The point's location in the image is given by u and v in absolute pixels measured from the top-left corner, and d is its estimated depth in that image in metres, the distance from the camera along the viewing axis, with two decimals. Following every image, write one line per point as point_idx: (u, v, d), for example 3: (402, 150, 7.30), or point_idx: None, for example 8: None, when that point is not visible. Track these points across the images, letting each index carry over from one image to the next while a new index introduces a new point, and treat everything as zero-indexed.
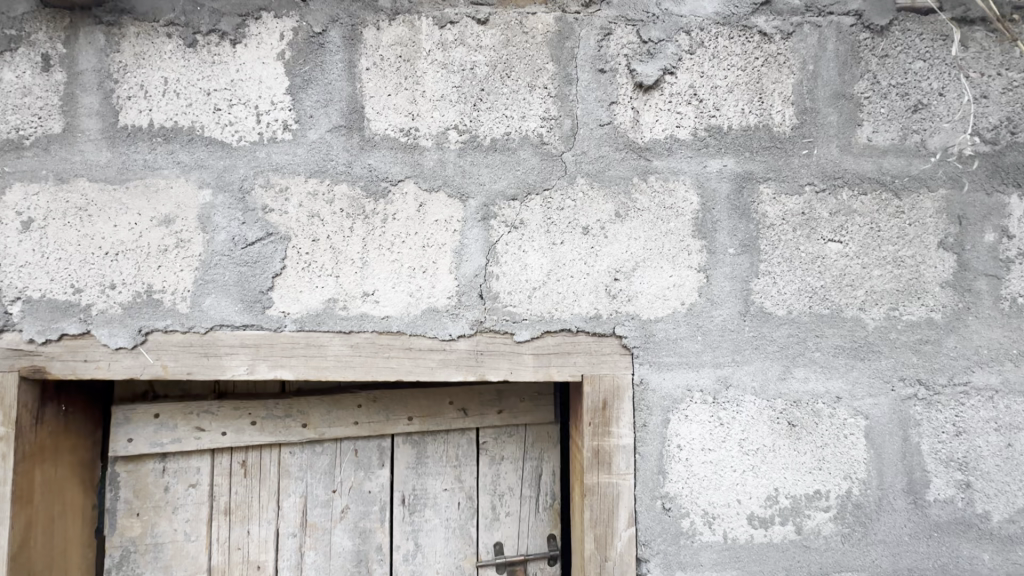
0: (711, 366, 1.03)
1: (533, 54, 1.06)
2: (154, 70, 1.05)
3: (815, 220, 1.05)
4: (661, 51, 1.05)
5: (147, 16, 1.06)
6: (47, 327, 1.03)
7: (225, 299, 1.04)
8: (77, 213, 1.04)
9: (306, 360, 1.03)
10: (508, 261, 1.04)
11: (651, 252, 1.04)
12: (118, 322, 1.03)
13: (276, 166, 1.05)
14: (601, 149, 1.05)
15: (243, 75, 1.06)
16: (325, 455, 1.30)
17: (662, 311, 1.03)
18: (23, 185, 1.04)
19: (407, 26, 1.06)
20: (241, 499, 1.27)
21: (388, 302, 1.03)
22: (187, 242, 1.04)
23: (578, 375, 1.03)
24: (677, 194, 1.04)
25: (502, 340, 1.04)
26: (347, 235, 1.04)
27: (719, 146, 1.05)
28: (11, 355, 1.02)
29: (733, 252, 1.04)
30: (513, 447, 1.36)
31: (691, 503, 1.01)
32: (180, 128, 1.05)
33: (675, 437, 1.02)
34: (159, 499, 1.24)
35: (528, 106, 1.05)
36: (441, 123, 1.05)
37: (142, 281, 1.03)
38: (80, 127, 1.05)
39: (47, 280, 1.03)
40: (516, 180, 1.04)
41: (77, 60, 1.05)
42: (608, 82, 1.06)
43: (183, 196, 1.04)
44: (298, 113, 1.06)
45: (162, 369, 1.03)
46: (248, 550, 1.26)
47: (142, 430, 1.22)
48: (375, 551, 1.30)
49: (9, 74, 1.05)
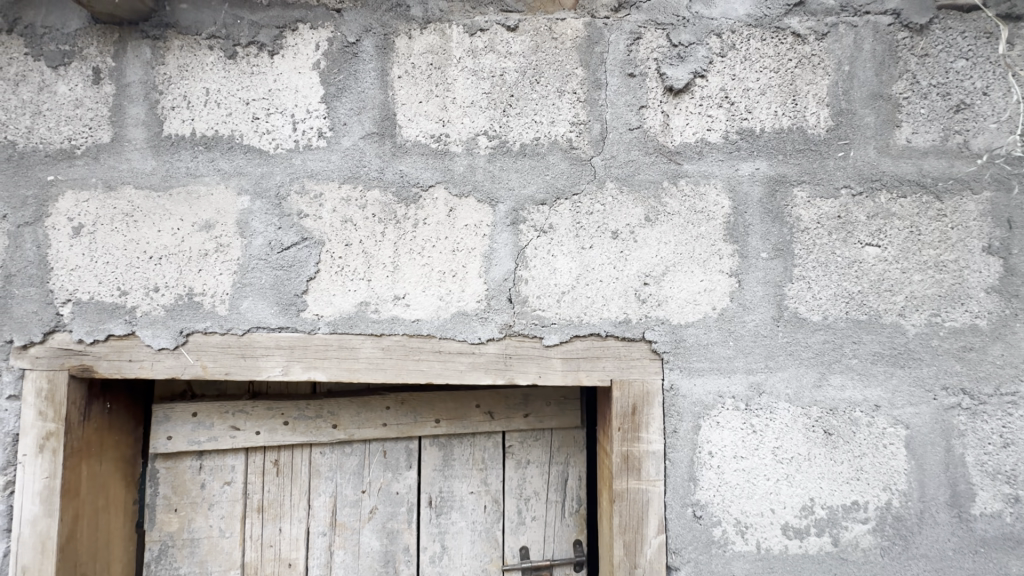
0: (744, 372, 1.01)
1: (563, 60, 1.07)
2: (196, 82, 1.10)
3: (852, 223, 1.03)
4: (692, 54, 1.05)
5: (190, 30, 1.10)
6: (95, 327, 1.07)
7: (262, 301, 1.07)
8: (124, 218, 1.09)
9: (338, 362, 1.05)
10: (537, 265, 1.04)
11: (681, 256, 1.03)
12: (161, 323, 1.07)
13: (311, 172, 1.07)
14: (630, 154, 1.05)
15: (280, 84, 1.09)
16: (354, 455, 1.32)
17: (693, 315, 1.02)
18: (74, 192, 1.09)
19: (439, 34, 1.08)
20: (273, 497, 1.30)
21: (418, 306, 1.05)
22: (226, 247, 1.07)
23: (607, 379, 1.03)
24: (708, 197, 1.04)
25: (531, 344, 1.04)
26: (378, 239, 1.06)
27: (751, 149, 1.04)
28: (62, 353, 1.07)
29: (766, 256, 1.03)
30: (538, 451, 1.36)
31: (723, 511, 1.00)
32: (221, 137, 1.09)
33: (706, 443, 1.01)
34: (195, 496, 1.27)
35: (558, 112, 1.06)
36: (472, 128, 1.06)
37: (184, 284, 1.07)
38: (127, 137, 1.10)
39: (95, 283, 1.07)
40: (545, 185, 1.05)
41: (125, 72, 1.10)
42: (638, 86, 1.05)
43: (222, 202, 1.08)
44: (332, 121, 1.08)
45: (201, 369, 1.07)
46: (280, 548, 1.29)
47: (181, 428, 1.27)
48: (402, 552, 1.32)
49: (63, 87, 1.10)
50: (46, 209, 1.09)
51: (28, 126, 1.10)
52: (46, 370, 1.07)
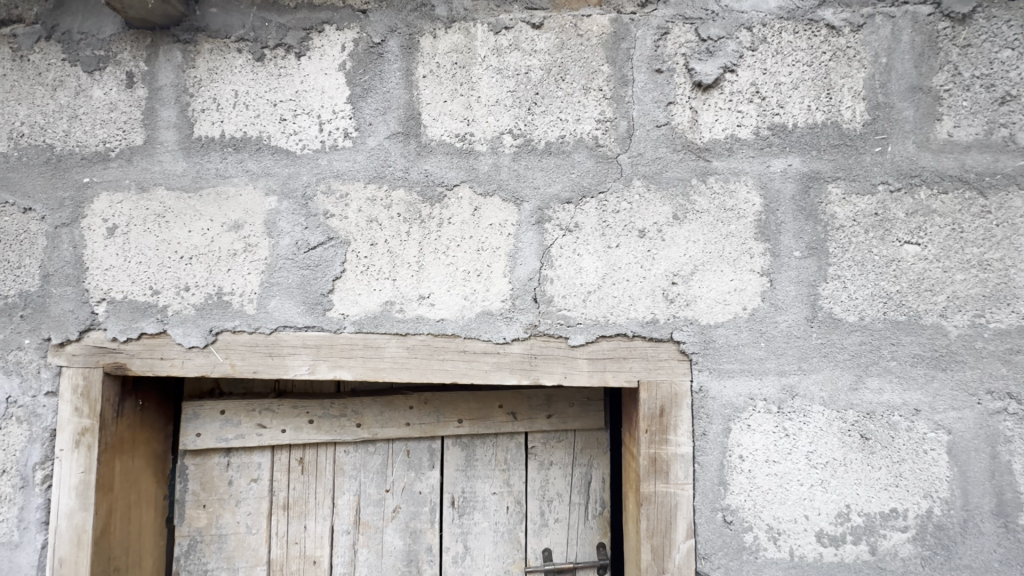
0: (776, 373, 0.98)
1: (588, 56, 1.05)
2: (225, 84, 1.11)
3: (889, 220, 0.99)
4: (721, 48, 1.03)
5: (220, 33, 1.12)
6: (128, 326, 1.09)
7: (289, 301, 1.08)
8: (156, 219, 1.11)
9: (363, 361, 1.06)
10: (563, 264, 1.03)
11: (710, 255, 1.01)
12: (191, 322, 1.09)
13: (337, 173, 1.08)
14: (657, 151, 1.03)
15: (307, 86, 1.10)
16: (377, 454, 1.33)
17: (723, 316, 1.00)
18: (109, 194, 1.12)
19: (463, 33, 1.08)
20: (298, 495, 1.31)
21: (443, 305, 1.05)
22: (254, 247, 1.09)
23: (633, 380, 1.01)
24: (738, 195, 1.01)
25: (557, 344, 1.03)
26: (403, 239, 1.06)
27: (783, 145, 1.01)
28: (96, 351, 1.10)
29: (799, 255, 1.00)
30: (562, 452, 1.35)
31: (755, 517, 0.97)
32: (249, 138, 1.11)
33: (737, 446, 0.98)
34: (223, 492, 1.29)
35: (583, 109, 1.05)
36: (496, 127, 1.06)
37: (213, 284, 1.09)
38: (159, 139, 1.12)
39: (128, 282, 1.10)
40: (571, 183, 1.04)
41: (157, 76, 1.13)
42: (665, 82, 1.04)
43: (250, 202, 1.09)
44: (357, 121, 1.09)
45: (230, 367, 1.08)
46: (305, 545, 1.30)
47: (210, 425, 1.29)
48: (425, 552, 1.32)
49: (98, 92, 1.13)
50: (82, 210, 1.12)
51: (66, 129, 1.13)
52: (81, 367, 1.10)
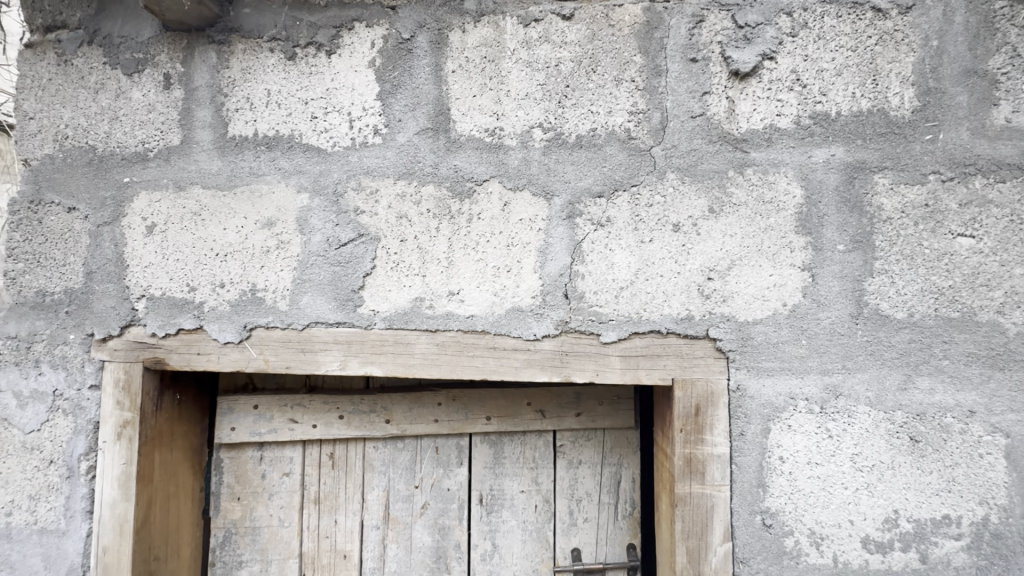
0: (818, 372, 0.95)
1: (620, 47, 1.03)
2: (258, 83, 1.13)
3: (941, 212, 0.94)
4: (759, 35, 0.99)
5: (252, 33, 1.14)
6: (166, 321, 1.12)
7: (321, 297, 1.09)
8: (192, 217, 1.13)
9: (394, 357, 1.06)
10: (594, 260, 1.01)
11: (748, 250, 0.97)
12: (226, 318, 1.11)
13: (367, 169, 1.09)
14: (692, 142, 1.00)
15: (337, 84, 1.11)
16: (406, 450, 1.33)
17: (762, 312, 0.96)
18: (148, 193, 1.14)
19: (493, 27, 1.07)
20: (329, 489, 1.33)
21: (473, 301, 1.04)
22: (286, 243, 1.10)
23: (667, 379, 0.98)
24: (778, 186, 0.98)
25: (588, 340, 1.01)
26: (433, 235, 1.05)
27: (825, 134, 0.97)
28: (137, 346, 1.13)
29: (843, 248, 0.96)
30: (591, 451, 1.33)
31: (796, 521, 0.94)
32: (281, 136, 1.12)
33: (777, 447, 0.95)
34: (256, 486, 1.32)
35: (615, 101, 1.02)
36: (526, 121, 1.04)
37: (247, 281, 1.11)
38: (195, 139, 1.14)
39: (166, 279, 1.12)
40: (603, 177, 1.02)
41: (193, 77, 1.15)
42: (701, 71, 1.01)
43: (283, 200, 1.11)
44: (387, 118, 1.09)
45: (264, 363, 1.09)
46: (335, 539, 1.32)
47: (244, 419, 1.31)
48: (454, 549, 1.31)
49: (137, 93, 1.16)
50: (123, 209, 1.15)
51: (107, 131, 1.17)
52: (122, 362, 1.13)
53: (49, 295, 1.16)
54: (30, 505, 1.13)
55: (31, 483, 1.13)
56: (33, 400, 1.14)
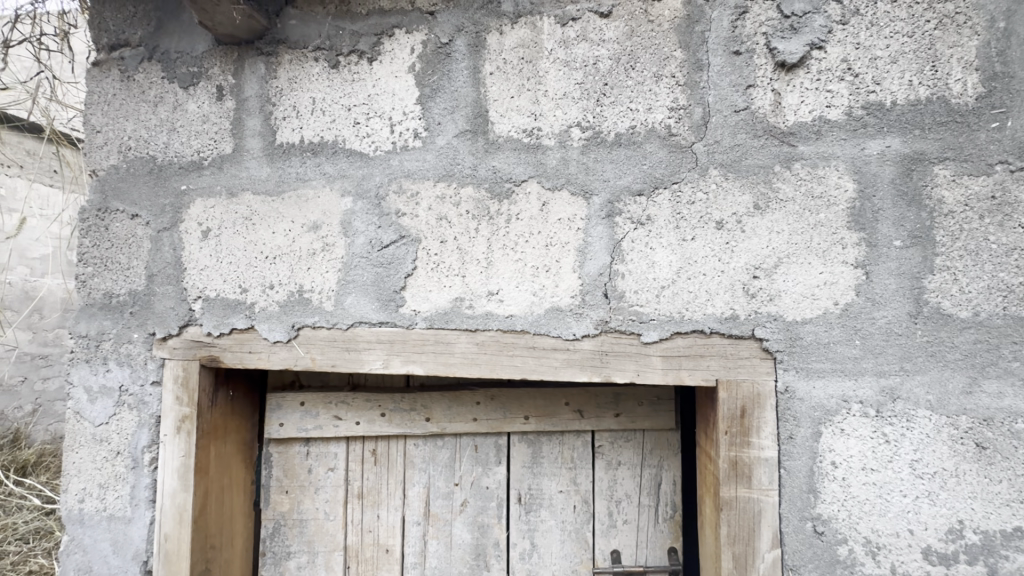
0: (873, 374, 0.91)
1: (660, 42, 1.01)
2: (304, 92, 1.17)
3: (1010, 204, 0.88)
4: (807, 24, 0.96)
5: (298, 44, 1.18)
6: (221, 322, 1.18)
7: (364, 297, 1.12)
8: (244, 222, 1.18)
9: (435, 356, 1.08)
10: (634, 259, 1.00)
11: (796, 246, 0.94)
12: (276, 318, 1.15)
13: (408, 172, 1.11)
14: (736, 137, 0.98)
15: (379, 89, 1.14)
16: (446, 448, 1.35)
17: (811, 311, 0.93)
18: (203, 199, 1.21)
19: (530, 28, 1.07)
20: (372, 485, 1.36)
21: (512, 301, 1.05)
22: (331, 246, 1.14)
23: (711, 380, 0.96)
24: (828, 180, 0.94)
25: (628, 340, 1.00)
26: (473, 236, 1.07)
27: (879, 125, 0.93)
28: (194, 345, 1.19)
29: (900, 244, 0.91)
30: (630, 452, 1.32)
31: (850, 528, 0.90)
32: (326, 142, 1.16)
33: (830, 452, 0.91)
34: (303, 480, 1.37)
35: (655, 97, 1.01)
36: (565, 121, 1.04)
37: (295, 282, 1.15)
38: (245, 147, 1.20)
39: (220, 281, 1.18)
40: (643, 174, 1.00)
41: (244, 87, 1.20)
42: (744, 64, 0.98)
43: (327, 204, 1.14)
44: (427, 121, 1.11)
45: (311, 361, 1.13)
46: (378, 534, 1.35)
47: (291, 415, 1.36)
48: (493, 547, 1.32)
49: (193, 105, 1.23)
50: (180, 215, 1.21)
51: (165, 141, 1.24)
52: (181, 360, 1.19)
53: (115, 297, 1.24)
54: (100, 492, 1.21)
55: (101, 472, 1.21)
56: (101, 395, 1.23)
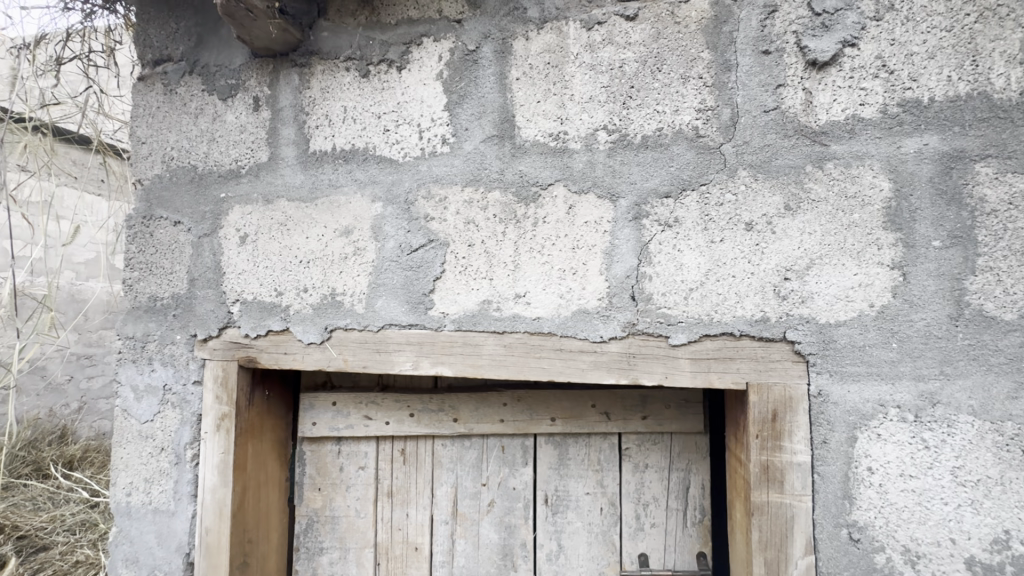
0: (912, 378, 0.88)
1: (687, 44, 1.01)
2: (335, 101, 1.21)
3: None
4: (839, 22, 0.94)
5: (330, 54, 1.22)
6: (258, 324, 1.22)
7: (394, 300, 1.14)
8: (279, 227, 1.22)
9: (464, 358, 1.10)
10: (662, 261, 1.00)
11: (829, 248, 0.93)
12: (310, 320, 1.19)
13: (436, 177, 1.13)
14: (765, 138, 0.97)
15: (407, 97, 1.16)
16: (473, 448, 1.37)
17: (845, 314, 0.91)
18: (240, 207, 1.25)
19: (556, 32, 1.08)
20: (401, 483, 1.39)
21: (539, 303, 1.06)
22: (362, 250, 1.17)
23: (741, 383, 0.96)
24: (863, 180, 0.92)
25: (656, 343, 1.00)
26: (500, 239, 1.08)
27: (916, 123, 0.90)
28: (233, 346, 1.24)
29: (939, 244, 0.89)
30: (658, 455, 1.31)
31: (888, 536, 0.88)
32: (357, 149, 1.19)
33: (865, 457, 0.89)
34: (335, 478, 1.40)
35: (682, 99, 1.01)
36: (591, 124, 1.05)
37: (328, 285, 1.18)
38: (280, 155, 1.24)
39: (257, 285, 1.23)
40: (670, 177, 1.00)
41: (278, 98, 1.25)
42: (774, 63, 0.97)
43: (358, 209, 1.18)
44: (454, 127, 1.13)
45: (343, 362, 1.17)
46: (407, 532, 1.38)
47: (324, 415, 1.40)
48: (520, 548, 1.33)
49: (231, 116, 1.28)
50: (220, 221, 1.27)
51: (205, 151, 1.29)
52: (221, 360, 1.25)
53: (159, 300, 1.30)
54: (145, 486, 1.27)
55: (147, 467, 1.27)
56: (147, 394, 1.29)
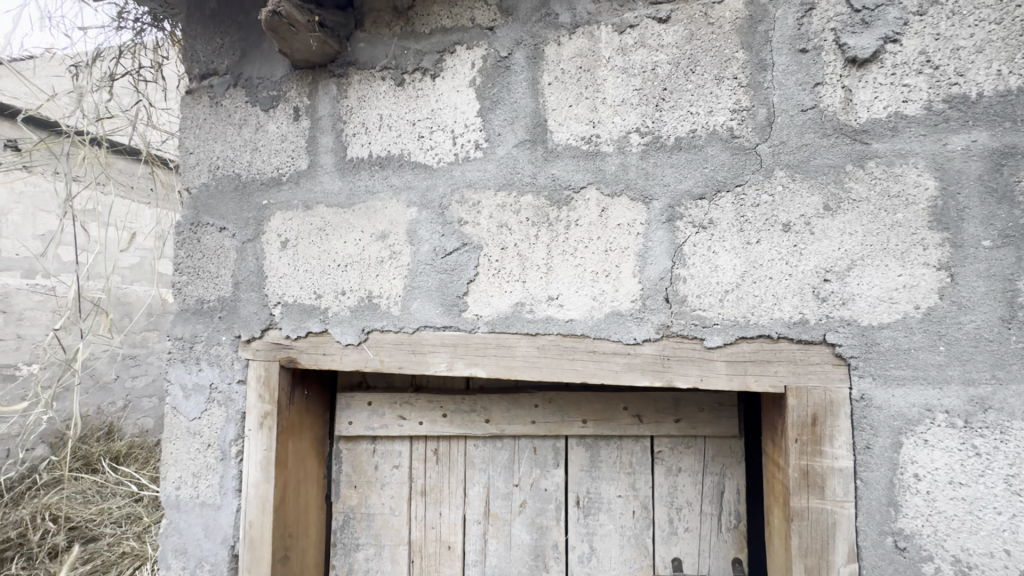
0: (961, 383, 0.86)
1: (721, 44, 1.01)
2: (372, 110, 1.25)
3: None
4: (880, 18, 0.92)
5: (367, 64, 1.26)
6: (298, 325, 1.27)
7: (429, 303, 1.17)
8: (318, 232, 1.27)
9: (497, 360, 1.11)
10: (696, 263, 1.00)
11: (871, 249, 0.91)
12: (347, 322, 1.23)
13: (469, 182, 1.15)
14: (803, 137, 0.95)
15: (441, 104, 1.19)
16: (505, 449, 1.39)
17: (888, 316, 0.89)
18: (282, 212, 1.30)
19: (588, 37, 1.09)
20: (435, 482, 1.41)
21: (572, 305, 1.06)
22: (398, 254, 1.20)
23: (779, 386, 0.94)
24: (906, 178, 0.90)
25: (691, 345, 0.99)
26: (533, 242, 1.10)
27: (964, 119, 0.88)
28: (275, 347, 1.29)
29: (989, 244, 0.86)
30: (691, 459, 1.30)
31: (937, 546, 0.85)
32: (393, 156, 1.23)
33: (911, 464, 0.87)
34: (370, 476, 1.44)
35: (716, 100, 1.00)
36: (623, 127, 1.05)
37: (365, 288, 1.22)
38: (319, 163, 1.29)
39: (298, 288, 1.27)
40: (704, 178, 1.00)
41: (317, 108, 1.30)
42: (811, 62, 0.96)
43: (394, 214, 1.21)
44: (487, 132, 1.15)
45: (380, 363, 1.20)
46: (441, 530, 1.40)
47: (360, 414, 1.44)
48: (552, 549, 1.34)
49: (273, 126, 1.33)
50: (262, 227, 1.32)
51: (249, 160, 1.35)
52: (263, 360, 1.30)
53: (206, 303, 1.36)
54: (193, 481, 1.33)
55: (194, 462, 1.34)
56: (195, 392, 1.35)
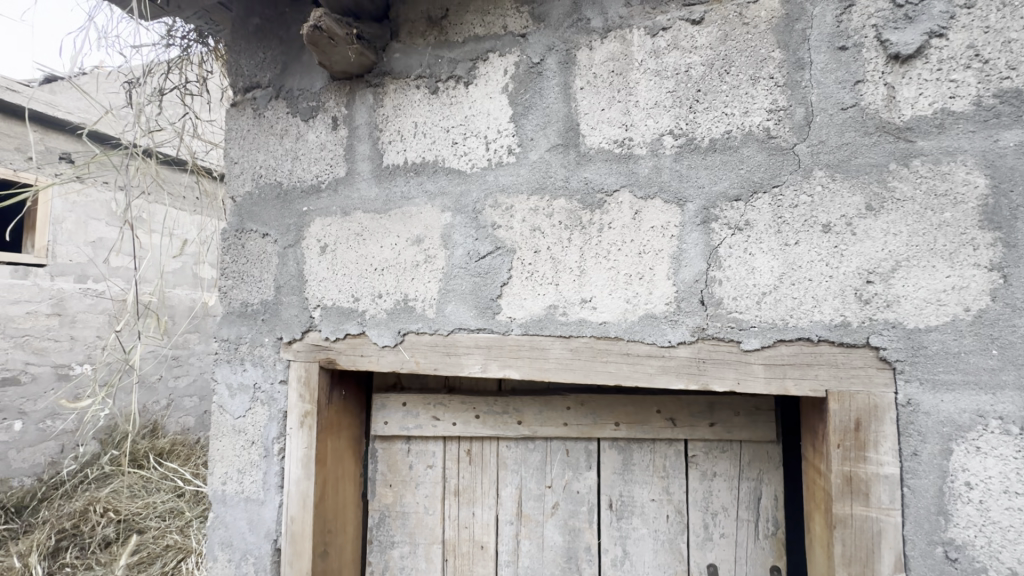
0: (1016, 388, 0.82)
1: (756, 44, 1.00)
2: (407, 117, 1.28)
3: None
4: (924, 12, 0.90)
5: (402, 74, 1.29)
6: (337, 328, 1.31)
7: (462, 306, 1.19)
8: (355, 237, 1.31)
9: (530, 362, 1.13)
10: (733, 265, 0.99)
11: (916, 249, 0.88)
12: (384, 324, 1.26)
13: (502, 187, 1.17)
14: (843, 136, 0.93)
15: (475, 111, 1.22)
16: (537, 451, 1.40)
17: (936, 318, 0.86)
18: (321, 218, 1.35)
19: (620, 41, 1.10)
20: (468, 483, 1.44)
21: (605, 308, 1.07)
22: (433, 257, 1.23)
23: (820, 390, 0.93)
24: (954, 177, 0.87)
25: (727, 348, 0.98)
26: (566, 245, 1.11)
27: (1016, 114, 0.85)
28: (315, 348, 1.34)
29: None
30: (727, 463, 1.28)
31: (991, 557, 0.82)
32: (427, 162, 1.26)
33: (963, 472, 0.84)
34: (405, 475, 1.47)
35: (752, 100, 0.99)
36: (657, 129, 1.06)
37: (401, 291, 1.25)
38: (357, 170, 1.33)
39: (336, 291, 1.32)
40: (740, 179, 0.99)
41: (355, 117, 1.34)
42: (851, 59, 0.94)
43: (429, 219, 1.24)
44: (520, 137, 1.17)
45: (415, 364, 1.23)
46: (474, 530, 1.42)
47: (394, 415, 1.47)
48: (584, 551, 1.34)
49: (313, 136, 1.39)
50: (302, 233, 1.37)
51: (290, 168, 1.40)
52: (304, 361, 1.34)
53: (250, 305, 1.42)
54: (239, 476, 1.39)
55: (240, 458, 1.39)
56: (240, 391, 1.41)
